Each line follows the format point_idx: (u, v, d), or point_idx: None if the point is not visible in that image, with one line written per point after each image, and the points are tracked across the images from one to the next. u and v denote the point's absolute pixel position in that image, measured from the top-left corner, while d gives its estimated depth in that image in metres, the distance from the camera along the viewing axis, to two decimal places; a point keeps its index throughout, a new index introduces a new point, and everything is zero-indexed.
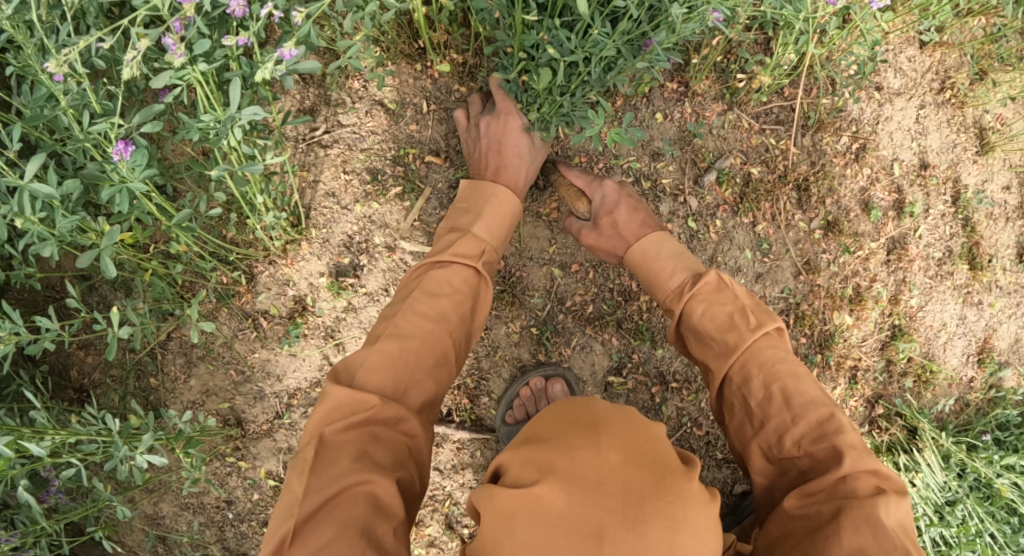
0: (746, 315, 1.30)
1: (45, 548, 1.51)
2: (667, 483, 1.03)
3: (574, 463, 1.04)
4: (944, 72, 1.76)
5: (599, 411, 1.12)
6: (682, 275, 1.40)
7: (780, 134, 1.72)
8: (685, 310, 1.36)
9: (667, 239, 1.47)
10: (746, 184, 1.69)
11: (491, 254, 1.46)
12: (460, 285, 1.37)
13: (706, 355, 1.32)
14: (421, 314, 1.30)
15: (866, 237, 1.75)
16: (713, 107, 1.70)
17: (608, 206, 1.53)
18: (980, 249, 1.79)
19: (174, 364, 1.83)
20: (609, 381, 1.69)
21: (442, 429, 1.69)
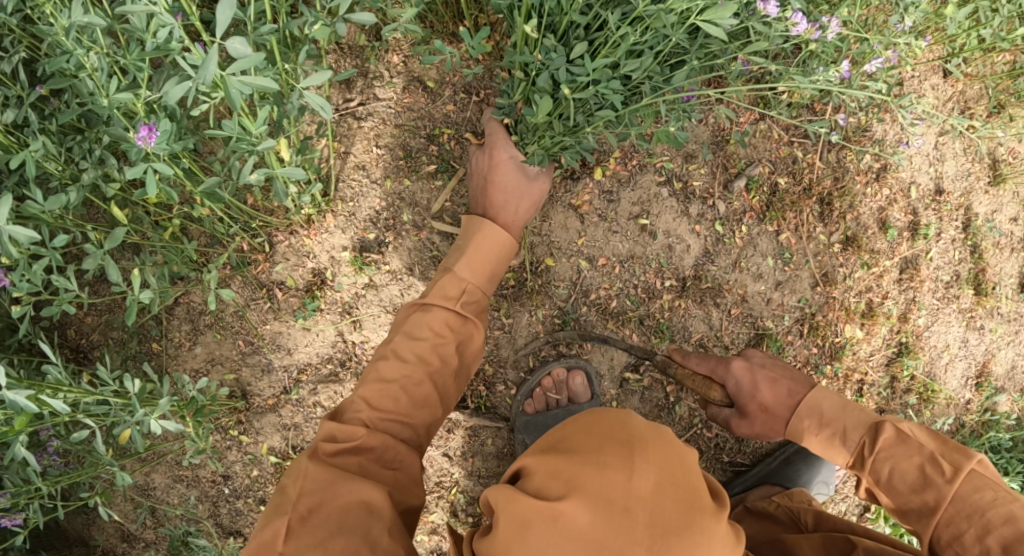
0: (938, 462, 1.19)
1: (38, 511, 1.44)
2: (696, 519, 0.95)
3: (608, 487, 0.95)
4: (965, 102, 1.82)
5: (636, 427, 1.02)
6: (857, 432, 1.30)
7: (808, 148, 1.75)
8: (873, 473, 1.26)
9: (826, 392, 1.38)
10: (773, 193, 1.72)
11: (481, 297, 1.41)
12: (440, 332, 1.32)
13: (908, 521, 1.22)
14: (402, 359, 1.28)
15: (881, 254, 1.80)
16: (745, 115, 1.73)
17: (752, 389, 1.45)
18: (985, 275, 1.85)
19: (179, 331, 1.77)
20: (626, 377, 1.70)
21: (456, 414, 1.68)
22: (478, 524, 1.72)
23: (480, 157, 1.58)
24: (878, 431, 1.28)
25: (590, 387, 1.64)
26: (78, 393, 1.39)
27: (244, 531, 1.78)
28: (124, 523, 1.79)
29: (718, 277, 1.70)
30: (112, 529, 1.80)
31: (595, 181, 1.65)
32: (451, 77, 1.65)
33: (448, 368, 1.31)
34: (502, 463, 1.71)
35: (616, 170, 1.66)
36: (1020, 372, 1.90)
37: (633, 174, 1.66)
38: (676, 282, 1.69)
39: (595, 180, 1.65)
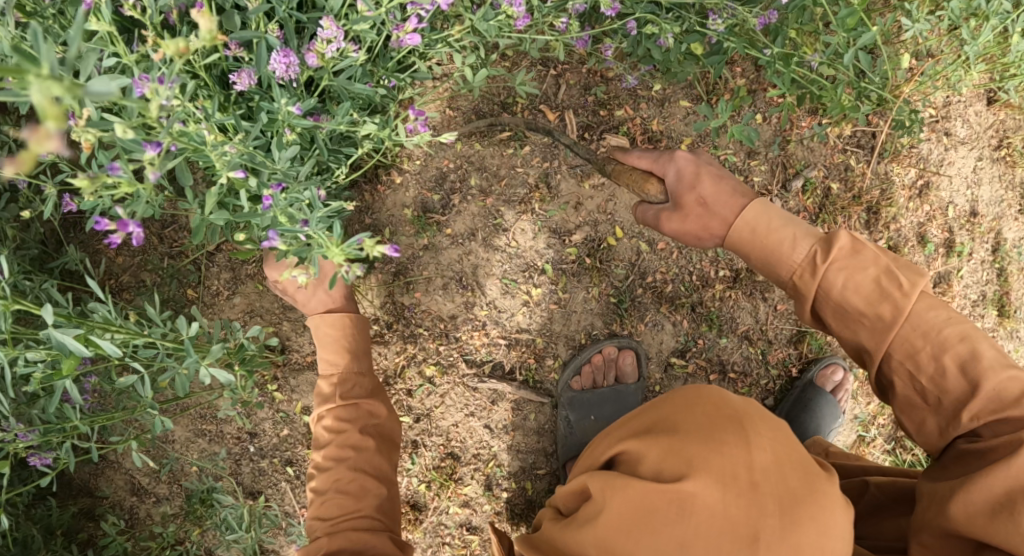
0: (893, 276, 1.06)
1: (70, 451, 1.33)
2: (815, 486, 0.92)
3: (732, 463, 0.92)
4: (1004, 131, 1.91)
5: (732, 402, 1.00)
6: (808, 243, 1.14)
7: (859, 157, 1.81)
8: (821, 286, 1.11)
9: (775, 207, 1.21)
10: (825, 197, 1.79)
11: (365, 376, 1.45)
12: (336, 428, 1.36)
13: (859, 336, 1.08)
14: (321, 468, 1.33)
15: (918, 267, 1.87)
16: (807, 119, 1.77)
17: (692, 182, 1.26)
18: (1010, 298, 1.93)
19: (218, 278, 1.70)
20: (672, 362, 1.70)
21: (503, 386, 1.67)
22: (512, 500, 1.69)
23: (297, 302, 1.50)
24: (829, 242, 1.12)
25: (639, 368, 1.65)
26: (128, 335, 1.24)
27: (266, 492, 1.71)
28: (137, 475, 1.70)
29: None
30: (121, 481, 1.70)
31: None
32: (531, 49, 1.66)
33: (366, 451, 1.35)
34: (543, 439, 1.69)
35: (684, 157, 1.69)
36: None
37: None
38: (730, 272, 1.71)
39: None
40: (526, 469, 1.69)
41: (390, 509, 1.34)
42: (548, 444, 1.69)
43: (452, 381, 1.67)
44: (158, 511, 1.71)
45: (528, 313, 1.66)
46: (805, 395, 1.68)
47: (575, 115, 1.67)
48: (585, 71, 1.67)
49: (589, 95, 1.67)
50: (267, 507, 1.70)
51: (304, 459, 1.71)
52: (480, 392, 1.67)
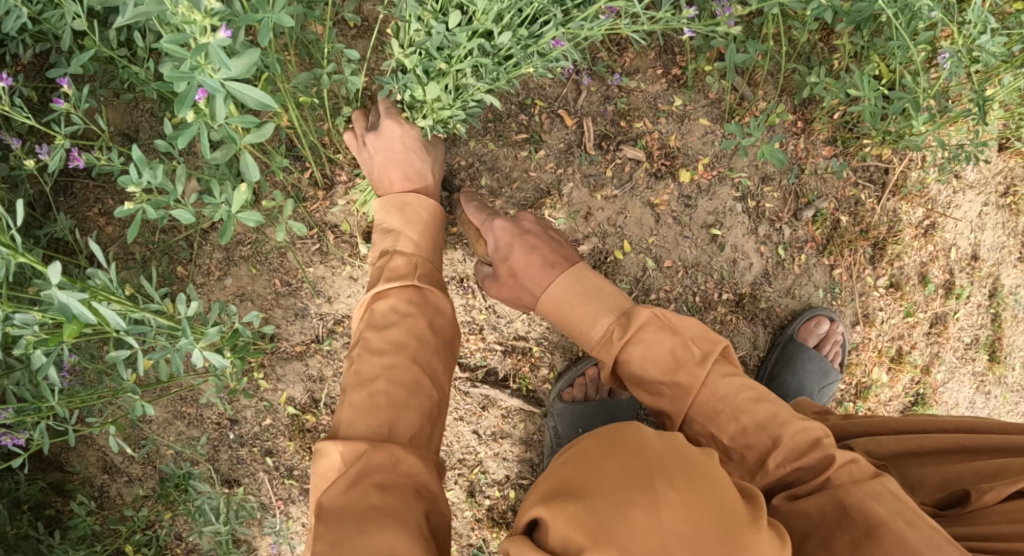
0: (689, 347, 1.12)
1: (45, 432, 1.28)
2: (737, 539, 0.74)
3: (638, 529, 0.73)
4: (1012, 179, 1.92)
5: (655, 441, 0.80)
6: (605, 320, 1.19)
7: (870, 192, 1.81)
8: (622, 357, 1.16)
9: (586, 272, 1.25)
10: (834, 229, 1.77)
11: (433, 264, 1.36)
12: (404, 310, 1.22)
13: (659, 401, 1.15)
14: (376, 351, 1.15)
15: (918, 306, 1.86)
16: (824, 149, 1.76)
17: (506, 253, 1.34)
18: (1001, 343, 1.95)
19: (209, 258, 1.63)
20: None
21: (495, 392, 1.63)
22: (494, 508, 1.66)
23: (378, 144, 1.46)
24: (628, 318, 1.17)
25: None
26: (125, 306, 1.20)
27: (243, 481, 1.66)
28: (111, 453, 1.64)
29: (772, 299, 1.72)
30: (93, 458, 1.64)
31: (677, 183, 1.65)
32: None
33: (428, 347, 1.19)
34: (530, 449, 1.66)
35: (700, 177, 1.66)
36: None
37: (712, 184, 1.66)
38: (732, 296, 1.69)
39: (677, 183, 1.65)
40: (512, 478, 1.66)
41: (433, 424, 1.16)
42: (534, 455, 1.66)
43: None
44: (130, 492, 1.65)
45: (527, 321, 1.63)
46: (799, 333, 1.68)
47: (593, 122, 1.62)
48: (608, 79, 1.63)
49: (609, 104, 1.63)
50: (246, 498, 1.66)
51: (285, 451, 1.67)
52: (471, 397, 1.64)
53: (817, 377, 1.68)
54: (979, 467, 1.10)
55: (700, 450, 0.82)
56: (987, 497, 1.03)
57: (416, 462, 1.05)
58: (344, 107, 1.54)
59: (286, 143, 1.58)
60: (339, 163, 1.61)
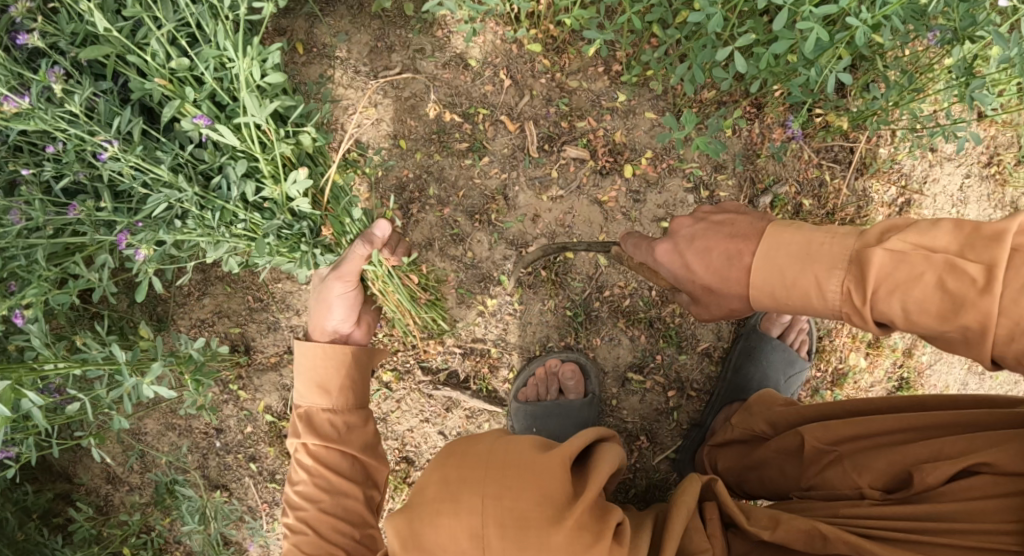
0: (956, 271, 0.87)
1: (34, 447, 1.40)
2: (532, 538, 0.85)
3: (451, 540, 0.87)
4: (995, 147, 1.91)
5: (483, 453, 0.93)
6: (833, 279, 0.94)
7: (835, 173, 1.78)
8: (890, 323, 0.93)
9: (789, 230, 0.98)
10: (796, 213, 1.74)
11: (340, 412, 1.36)
12: (312, 467, 1.30)
13: (958, 356, 0.92)
14: (294, 506, 1.29)
15: None
16: (779, 132, 1.73)
17: (687, 267, 1.08)
18: None
19: (189, 279, 1.73)
20: (629, 377, 1.70)
21: (456, 394, 1.69)
22: None
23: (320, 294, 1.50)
24: (864, 266, 0.92)
25: (586, 384, 1.62)
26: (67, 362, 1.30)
27: (230, 486, 1.77)
28: (111, 465, 1.75)
29: None
30: (97, 470, 1.75)
31: (623, 179, 1.66)
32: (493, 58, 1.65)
33: (342, 486, 1.30)
34: None
35: (645, 171, 1.66)
36: None
37: (661, 177, 1.66)
38: None
39: (624, 178, 1.65)
40: None
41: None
42: None
43: (408, 387, 1.70)
44: (130, 499, 1.76)
45: (483, 323, 1.67)
46: (761, 324, 1.63)
47: (535, 125, 1.65)
48: (549, 81, 1.65)
49: (551, 106, 1.65)
50: (233, 502, 1.77)
51: (267, 456, 1.77)
52: (435, 399, 1.70)
53: (782, 367, 1.63)
54: (924, 448, 1.06)
55: (535, 459, 0.91)
56: (928, 480, 1.00)
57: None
58: None
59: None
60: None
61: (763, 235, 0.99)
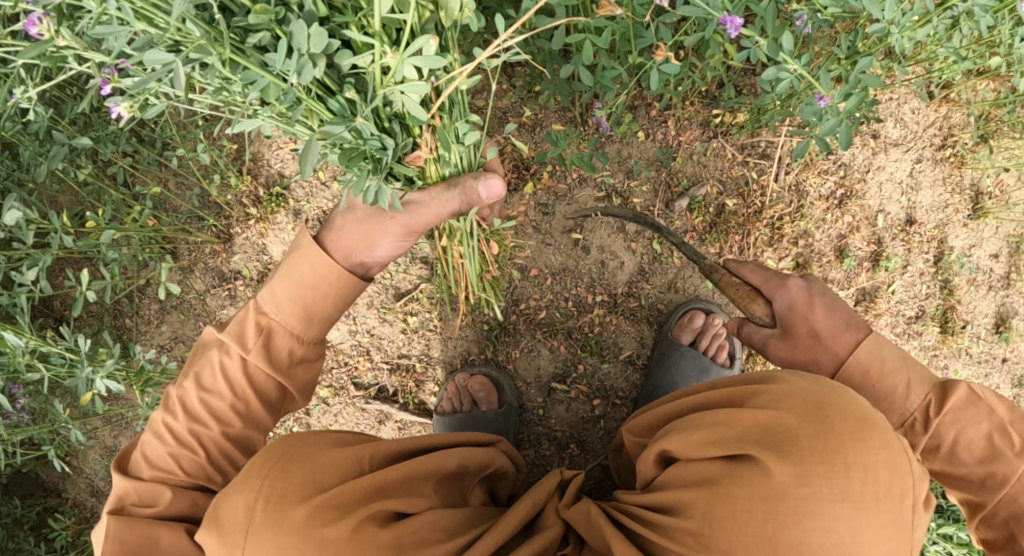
0: (1006, 434, 1.11)
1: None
2: (291, 511, 0.98)
3: (236, 518, 0.99)
4: (949, 129, 1.87)
5: (283, 442, 1.07)
6: (921, 392, 1.14)
7: (763, 169, 1.72)
8: (933, 435, 1.13)
9: (887, 342, 1.18)
10: (719, 215, 1.69)
11: (305, 344, 1.24)
12: (248, 385, 1.18)
13: (965, 474, 1.13)
14: (195, 414, 1.17)
15: (835, 284, 1.78)
16: (697, 132, 1.69)
17: (802, 311, 1.21)
18: (954, 313, 1.89)
19: (149, 309, 1.88)
20: (552, 387, 1.71)
21: (386, 407, 1.76)
22: None
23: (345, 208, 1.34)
24: (945, 393, 1.13)
25: (497, 395, 1.65)
26: (33, 339, 1.49)
27: None
28: (93, 478, 1.94)
29: (652, 296, 1.67)
30: (83, 484, 1.95)
31: (531, 193, 1.66)
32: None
33: (263, 417, 1.22)
34: None
35: (552, 184, 1.66)
36: None
37: (571, 188, 1.66)
38: (607, 298, 1.67)
39: (531, 193, 1.66)
40: None
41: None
42: None
43: (342, 402, 1.79)
44: None
45: (406, 339, 1.74)
46: (671, 332, 1.62)
47: None
48: None
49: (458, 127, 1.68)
50: None
51: None
52: (368, 412, 1.78)
53: (696, 374, 1.61)
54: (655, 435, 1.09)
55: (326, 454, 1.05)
56: (647, 468, 1.07)
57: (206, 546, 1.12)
58: (230, 169, 1.78)
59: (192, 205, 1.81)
60: (231, 218, 1.81)
61: (870, 333, 1.18)
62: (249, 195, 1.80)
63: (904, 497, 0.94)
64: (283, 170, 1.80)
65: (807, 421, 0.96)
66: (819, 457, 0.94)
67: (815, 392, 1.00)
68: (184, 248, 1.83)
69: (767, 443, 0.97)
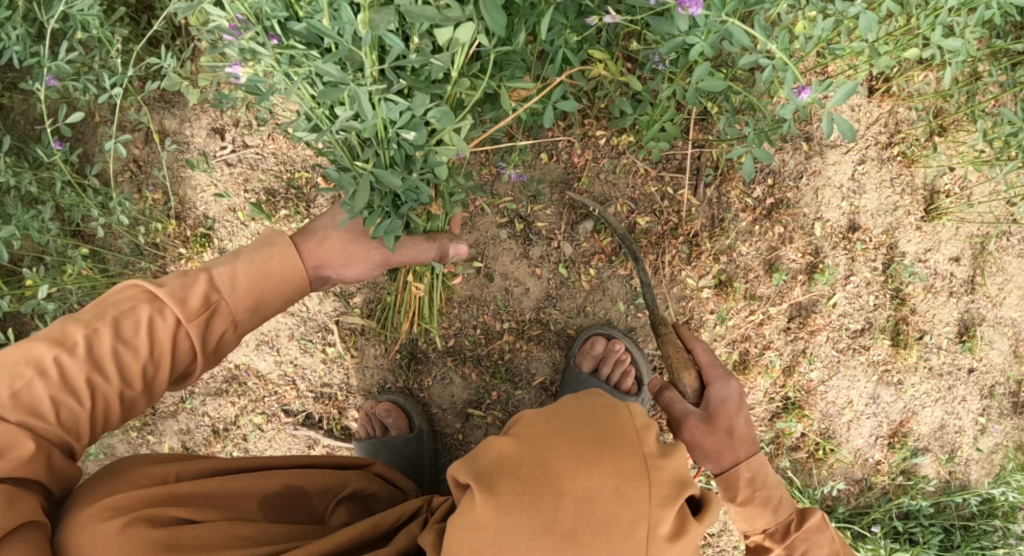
0: None
1: None
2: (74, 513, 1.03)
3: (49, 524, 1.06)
4: (895, 125, 1.72)
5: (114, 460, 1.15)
6: (787, 509, 1.33)
7: (680, 183, 1.64)
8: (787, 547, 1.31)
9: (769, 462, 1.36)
10: (629, 234, 1.62)
11: (241, 326, 1.20)
12: (173, 351, 1.11)
13: None
14: (99, 367, 1.05)
15: (764, 300, 1.66)
16: (605, 150, 1.61)
17: (722, 414, 1.35)
18: (907, 324, 1.76)
19: None
20: (469, 413, 1.70)
21: (312, 434, 1.80)
22: None
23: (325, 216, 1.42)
24: (805, 515, 1.32)
25: (406, 421, 1.67)
26: None
27: None
28: None
29: (561, 321, 1.63)
30: None
31: None
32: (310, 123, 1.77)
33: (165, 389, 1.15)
34: None
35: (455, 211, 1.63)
36: (946, 434, 1.82)
37: (473, 216, 1.62)
38: (515, 325, 1.65)
39: None
40: None
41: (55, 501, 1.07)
42: None
43: (276, 428, 1.83)
44: None
45: (327, 369, 1.77)
46: (573, 358, 1.59)
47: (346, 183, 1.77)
48: None
49: None
50: None
51: None
52: (298, 438, 1.82)
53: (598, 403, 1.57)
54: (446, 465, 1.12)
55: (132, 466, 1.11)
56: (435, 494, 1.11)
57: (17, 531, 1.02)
58: (162, 210, 1.83)
59: (128, 249, 1.82)
60: (166, 259, 1.85)
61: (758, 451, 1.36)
62: (178, 235, 1.84)
63: (674, 502, 0.94)
64: (209, 211, 1.84)
65: (564, 447, 0.95)
66: (541, 487, 0.93)
67: (580, 415, 1.00)
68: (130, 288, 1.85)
69: (531, 477, 0.94)
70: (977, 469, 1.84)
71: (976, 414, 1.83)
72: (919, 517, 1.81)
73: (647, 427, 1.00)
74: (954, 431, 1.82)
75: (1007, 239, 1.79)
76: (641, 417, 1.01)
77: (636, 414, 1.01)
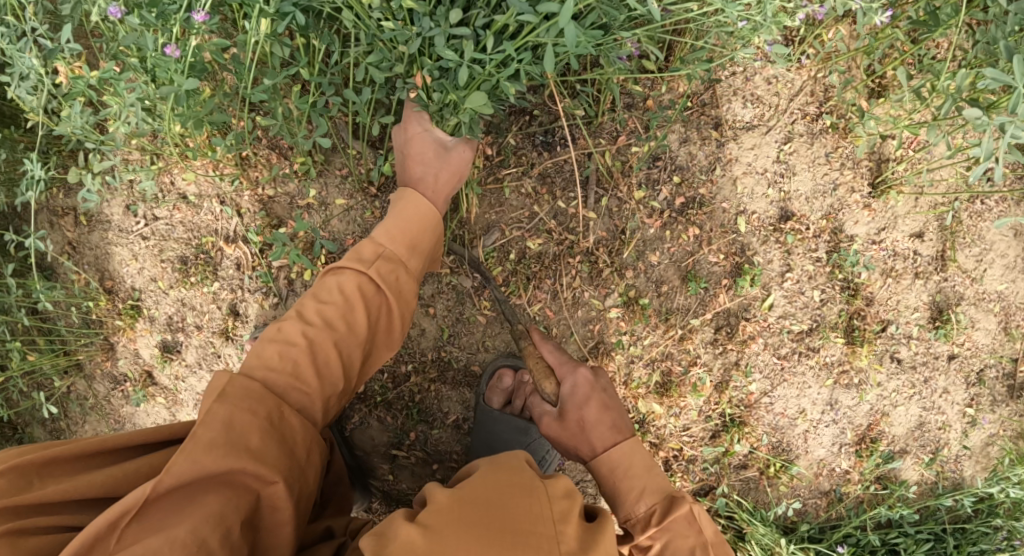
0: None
1: None
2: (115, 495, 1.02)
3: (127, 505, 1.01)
4: (824, 92, 1.49)
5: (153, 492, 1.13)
6: (649, 500, 1.11)
7: (572, 197, 1.50)
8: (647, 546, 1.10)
9: (638, 447, 1.15)
10: (521, 260, 1.52)
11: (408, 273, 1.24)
12: (361, 294, 1.17)
13: None
14: (306, 319, 1.13)
15: (683, 313, 1.53)
16: (487, 175, 1.50)
17: (582, 396, 1.18)
18: (862, 317, 1.55)
19: (38, 429, 1.76)
20: (394, 455, 1.58)
21: None
22: None
23: (397, 136, 1.40)
24: (670, 505, 1.10)
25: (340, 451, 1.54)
26: None
27: None
28: None
29: (464, 358, 1.55)
30: None
31: None
32: (209, 190, 1.64)
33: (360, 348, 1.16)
34: None
35: None
36: (924, 431, 1.60)
37: None
38: (420, 365, 1.55)
39: None
40: None
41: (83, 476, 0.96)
42: None
43: None
44: None
45: None
46: (482, 394, 1.50)
47: (246, 240, 1.66)
48: (252, 195, 1.64)
49: (254, 221, 1.65)
50: None
51: None
52: None
53: (515, 437, 1.46)
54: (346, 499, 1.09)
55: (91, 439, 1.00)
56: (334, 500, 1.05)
57: (60, 501, 0.93)
58: (86, 283, 1.68)
59: (77, 324, 1.69)
60: (105, 331, 1.69)
61: (629, 436, 1.15)
62: (108, 310, 1.69)
63: None
64: (135, 282, 1.69)
65: (472, 534, 0.82)
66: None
67: (493, 501, 0.85)
68: (86, 359, 1.71)
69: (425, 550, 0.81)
70: (970, 464, 1.61)
71: (963, 405, 1.60)
72: (903, 525, 1.59)
73: (565, 519, 0.86)
74: (936, 427, 1.60)
75: (979, 204, 1.54)
76: (561, 505, 0.87)
77: (553, 500, 0.88)
